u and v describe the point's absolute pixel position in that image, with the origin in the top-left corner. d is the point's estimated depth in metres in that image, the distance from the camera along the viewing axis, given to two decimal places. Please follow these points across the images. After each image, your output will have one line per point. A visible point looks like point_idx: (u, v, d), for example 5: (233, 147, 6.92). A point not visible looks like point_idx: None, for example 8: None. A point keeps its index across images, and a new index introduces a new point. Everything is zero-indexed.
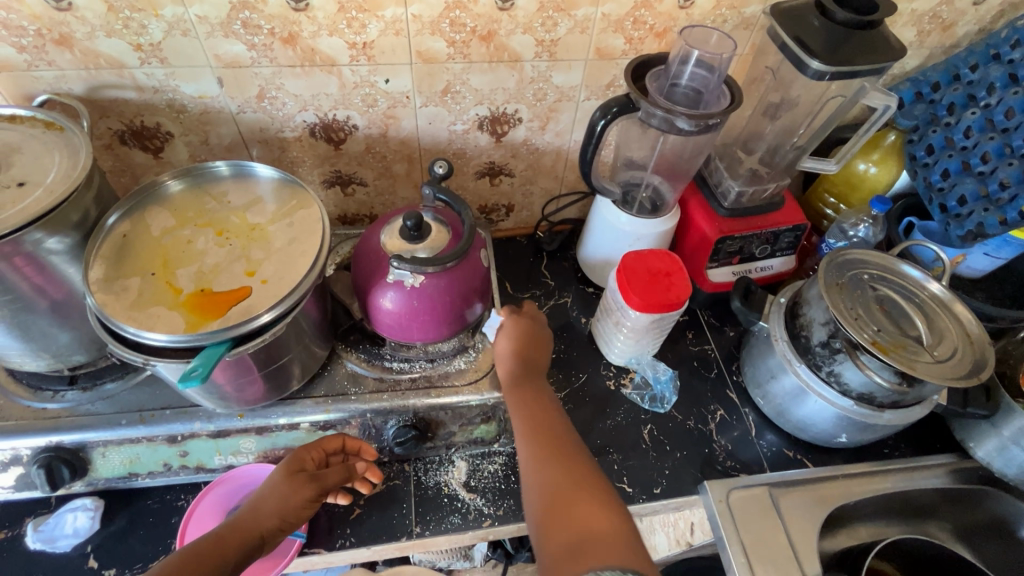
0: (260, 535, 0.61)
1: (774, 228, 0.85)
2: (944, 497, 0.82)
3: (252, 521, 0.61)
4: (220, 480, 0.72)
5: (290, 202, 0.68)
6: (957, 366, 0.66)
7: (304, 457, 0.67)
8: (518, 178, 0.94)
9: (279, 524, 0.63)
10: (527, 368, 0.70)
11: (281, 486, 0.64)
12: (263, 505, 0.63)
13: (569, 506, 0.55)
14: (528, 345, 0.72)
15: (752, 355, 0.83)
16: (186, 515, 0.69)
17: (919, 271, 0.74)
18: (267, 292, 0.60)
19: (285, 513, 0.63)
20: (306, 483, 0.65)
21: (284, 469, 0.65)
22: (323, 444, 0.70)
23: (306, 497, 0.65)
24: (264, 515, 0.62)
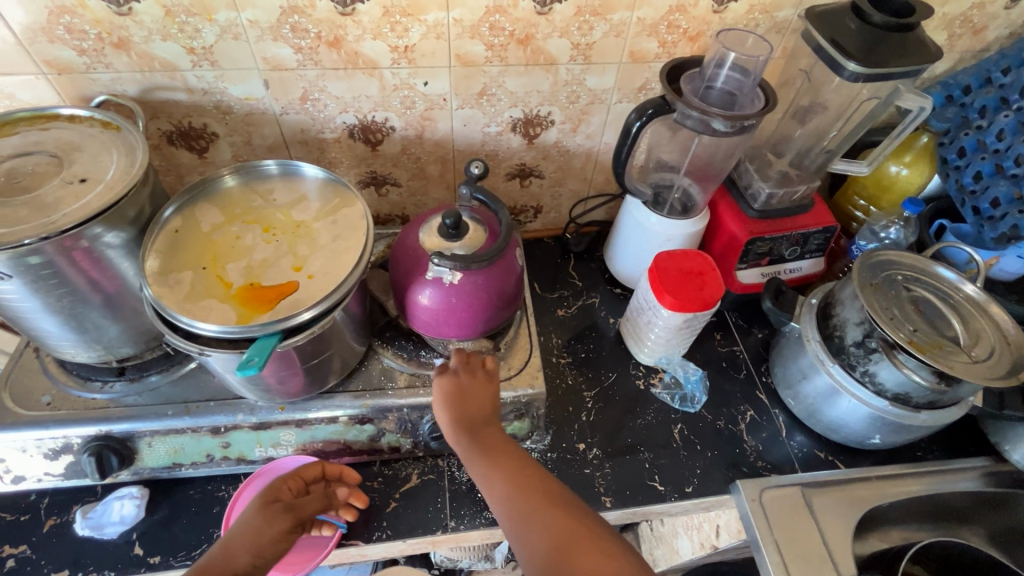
0: (232, 574, 0.57)
1: (804, 230, 0.85)
2: (978, 501, 0.81)
3: (218, 564, 0.57)
4: (261, 471, 0.74)
5: (333, 200, 0.70)
6: (995, 366, 0.66)
7: (279, 487, 0.66)
8: (548, 180, 0.96)
9: (252, 562, 0.58)
10: (476, 423, 0.64)
11: (255, 519, 0.61)
12: (235, 540, 0.59)
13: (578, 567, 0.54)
14: (470, 405, 0.65)
15: (783, 356, 0.83)
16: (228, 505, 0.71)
17: (953, 273, 0.75)
18: (313, 287, 0.62)
19: (257, 548, 0.59)
20: (282, 512, 0.63)
21: (256, 504, 0.63)
22: (299, 473, 0.69)
23: (282, 527, 0.62)
24: (230, 557, 0.58)
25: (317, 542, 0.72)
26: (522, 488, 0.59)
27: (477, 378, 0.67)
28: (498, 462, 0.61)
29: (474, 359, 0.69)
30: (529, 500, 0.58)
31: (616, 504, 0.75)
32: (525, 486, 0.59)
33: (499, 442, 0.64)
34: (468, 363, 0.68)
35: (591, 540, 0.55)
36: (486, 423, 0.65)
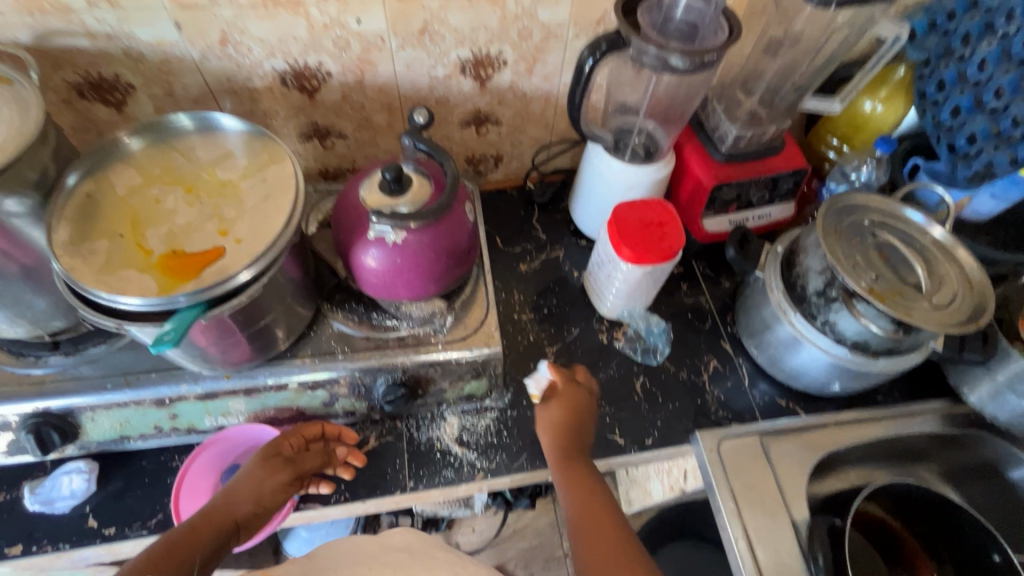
0: (239, 519, 0.62)
1: (772, 173, 0.81)
2: (936, 442, 0.82)
3: (227, 509, 0.62)
4: (207, 443, 0.72)
5: (261, 155, 0.64)
6: (956, 312, 0.64)
7: (280, 445, 0.68)
8: (505, 127, 0.90)
9: (254, 509, 0.64)
10: (574, 445, 0.70)
11: (255, 471, 0.65)
12: (236, 490, 0.64)
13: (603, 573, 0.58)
14: (572, 425, 0.71)
15: (747, 305, 0.81)
16: (176, 480, 0.70)
17: (922, 216, 0.72)
18: (241, 252, 0.58)
19: (261, 498, 0.64)
20: (281, 466, 0.66)
21: (262, 455, 0.66)
22: (302, 432, 0.70)
23: (281, 480, 0.66)
24: (234, 507, 0.62)
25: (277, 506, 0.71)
26: (596, 510, 0.63)
27: (580, 403, 0.73)
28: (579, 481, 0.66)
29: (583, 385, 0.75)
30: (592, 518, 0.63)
31: None
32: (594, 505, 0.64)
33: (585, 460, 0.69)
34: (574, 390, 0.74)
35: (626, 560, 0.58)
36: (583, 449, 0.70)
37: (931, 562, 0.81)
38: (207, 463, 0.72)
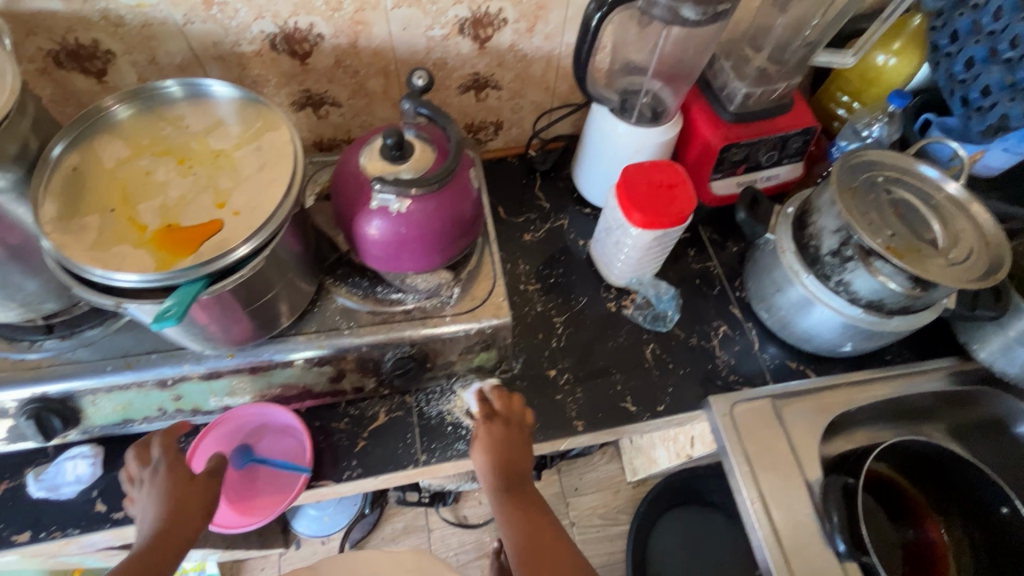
0: (192, 533, 0.59)
1: (782, 132, 0.79)
2: (945, 399, 0.82)
3: (178, 528, 0.58)
4: (217, 423, 0.72)
5: (255, 123, 0.61)
6: (973, 268, 0.63)
7: (184, 463, 0.63)
8: (505, 91, 0.87)
9: (205, 516, 0.61)
10: (515, 477, 0.66)
11: (182, 491, 0.60)
12: (175, 514, 0.59)
13: None
14: (514, 453, 0.67)
15: (757, 269, 0.80)
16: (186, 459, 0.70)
17: (937, 172, 0.70)
18: (240, 224, 0.55)
19: (208, 508, 0.61)
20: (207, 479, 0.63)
21: (173, 477, 0.61)
22: (187, 452, 0.65)
23: (213, 492, 0.63)
24: (187, 523, 0.59)
25: (285, 487, 0.70)
26: (545, 554, 0.60)
27: (514, 430, 0.69)
28: (526, 519, 0.63)
29: (516, 411, 0.70)
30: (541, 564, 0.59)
31: (589, 427, 0.75)
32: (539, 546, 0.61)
33: (526, 496, 0.65)
34: (506, 416, 0.69)
35: None
36: (524, 481, 0.66)
37: (939, 519, 0.82)
38: (216, 442, 0.72)
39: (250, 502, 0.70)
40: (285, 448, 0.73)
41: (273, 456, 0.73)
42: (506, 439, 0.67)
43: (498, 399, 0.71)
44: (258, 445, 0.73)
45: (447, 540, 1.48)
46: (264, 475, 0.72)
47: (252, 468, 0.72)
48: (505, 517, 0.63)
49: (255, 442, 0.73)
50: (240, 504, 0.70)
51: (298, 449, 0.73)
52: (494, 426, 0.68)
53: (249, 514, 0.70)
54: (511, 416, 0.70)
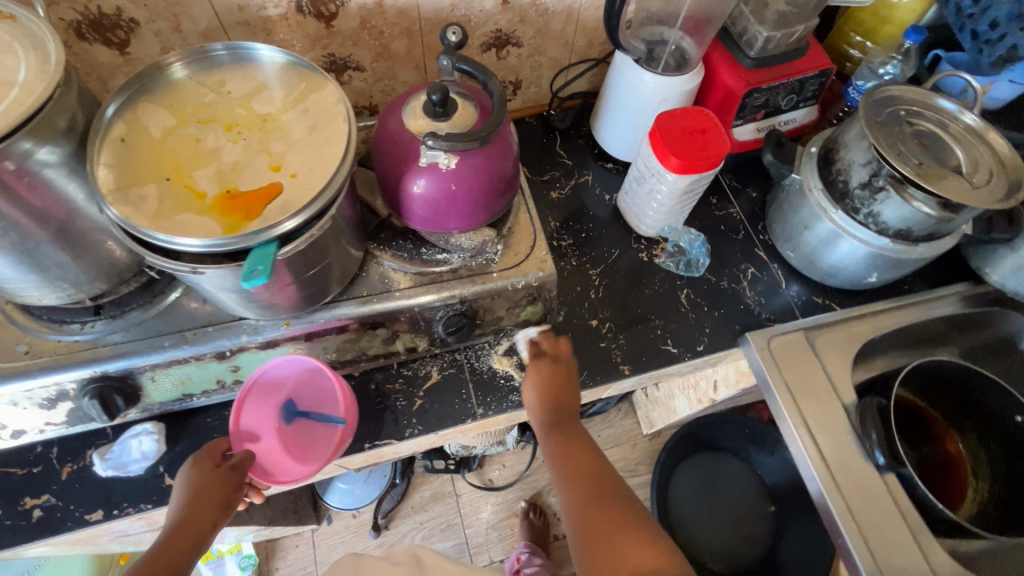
0: (210, 526, 0.62)
1: (801, 75, 0.82)
2: (960, 323, 0.87)
3: (193, 524, 0.62)
4: (250, 385, 0.70)
5: (298, 85, 0.61)
6: (996, 190, 0.67)
7: (212, 455, 0.67)
8: (525, 48, 0.87)
9: (223, 511, 0.64)
10: (561, 411, 0.73)
11: (200, 484, 0.64)
12: (195, 505, 0.62)
13: (596, 534, 0.61)
14: (557, 391, 0.73)
15: (783, 210, 0.83)
16: (230, 425, 0.68)
17: (954, 104, 0.74)
18: (299, 186, 0.55)
19: (220, 504, 0.63)
20: (224, 470, 0.65)
21: (199, 469, 0.65)
22: (216, 446, 0.68)
23: (233, 481, 0.65)
24: (201, 518, 0.62)
25: (330, 441, 0.70)
26: (584, 481, 0.66)
27: (563, 369, 0.75)
28: (566, 449, 0.70)
29: (563, 350, 0.77)
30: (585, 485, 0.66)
31: (634, 371, 0.78)
32: (581, 470, 0.67)
33: (576, 430, 0.72)
34: (552, 357, 0.76)
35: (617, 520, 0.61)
36: (571, 415, 0.73)
37: (955, 433, 0.88)
38: (256, 404, 0.71)
39: (304, 453, 0.69)
40: (326, 398, 0.72)
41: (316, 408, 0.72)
42: (556, 377, 0.74)
43: (547, 342, 0.77)
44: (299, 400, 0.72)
45: (475, 504, 1.53)
46: (312, 428, 0.71)
47: (298, 422, 0.71)
48: (551, 451, 0.71)
49: (292, 398, 0.71)
50: (293, 457, 0.69)
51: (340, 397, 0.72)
52: (543, 364, 0.75)
53: (305, 465, 0.68)
54: (561, 354, 0.76)
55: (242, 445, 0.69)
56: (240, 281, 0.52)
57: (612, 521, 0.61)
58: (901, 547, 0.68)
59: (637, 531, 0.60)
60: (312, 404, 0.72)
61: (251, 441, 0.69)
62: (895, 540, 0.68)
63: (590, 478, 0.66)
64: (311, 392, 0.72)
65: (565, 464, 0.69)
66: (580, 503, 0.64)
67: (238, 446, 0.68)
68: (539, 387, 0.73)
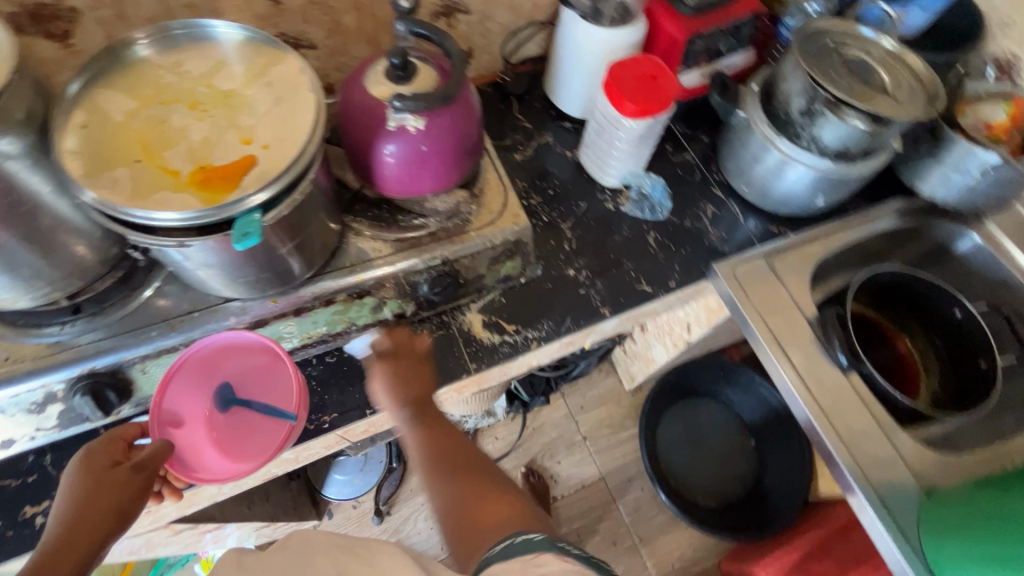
0: (98, 541, 0.54)
1: (737, 19, 0.87)
2: (900, 236, 0.95)
3: (78, 537, 0.53)
4: (182, 363, 0.64)
5: (258, 60, 0.61)
6: (919, 103, 0.74)
7: (108, 451, 0.58)
8: (474, 14, 0.89)
9: (116, 522, 0.55)
10: (420, 399, 0.72)
11: (92, 488, 0.55)
12: (84, 514, 0.54)
13: (470, 510, 0.61)
14: (409, 385, 0.72)
15: (733, 147, 0.88)
16: (152, 408, 0.62)
17: (873, 31, 0.80)
18: (274, 156, 0.56)
19: (117, 512, 0.55)
20: (125, 472, 0.56)
21: (90, 471, 0.56)
22: (121, 434, 0.61)
23: (134, 486, 0.56)
24: (89, 530, 0.53)
25: (270, 436, 0.64)
26: (465, 468, 0.67)
27: (416, 363, 0.74)
28: (439, 434, 0.71)
29: (405, 341, 0.75)
30: (459, 462, 0.68)
31: (614, 311, 0.82)
32: (450, 453, 0.69)
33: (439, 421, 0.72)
34: (405, 352, 0.74)
35: (495, 497, 0.62)
36: (430, 406, 0.72)
37: (903, 334, 0.97)
38: (187, 385, 0.65)
39: (236, 448, 0.63)
40: (269, 387, 0.67)
41: (257, 397, 0.66)
42: (405, 365, 0.73)
43: (400, 336, 0.75)
44: (238, 386, 0.67)
45: None
46: (249, 420, 0.65)
47: (234, 412, 0.66)
48: (416, 438, 0.70)
49: (233, 381, 0.66)
50: (223, 451, 0.63)
51: (285, 388, 0.66)
52: (386, 360, 0.73)
53: (234, 463, 0.62)
54: (415, 336, 0.76)
55: (164, 431, 0.62)
56: (233, 247, 0.54)
57: (477, 492, 0.63)
58: (869, 435, 0.75)
59: (502, 495, 0.63)
60: (253, 393, 0.67)
61: (175, 426, 0.63)
62: (864, 429, 0.75)
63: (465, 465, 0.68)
64: (250, 377, 0.67)
65: (440, 445, 0.70)
66: (457, 486, 0.65)
67: (157, 432, 0.62)
68: (388, 379, 0.72)
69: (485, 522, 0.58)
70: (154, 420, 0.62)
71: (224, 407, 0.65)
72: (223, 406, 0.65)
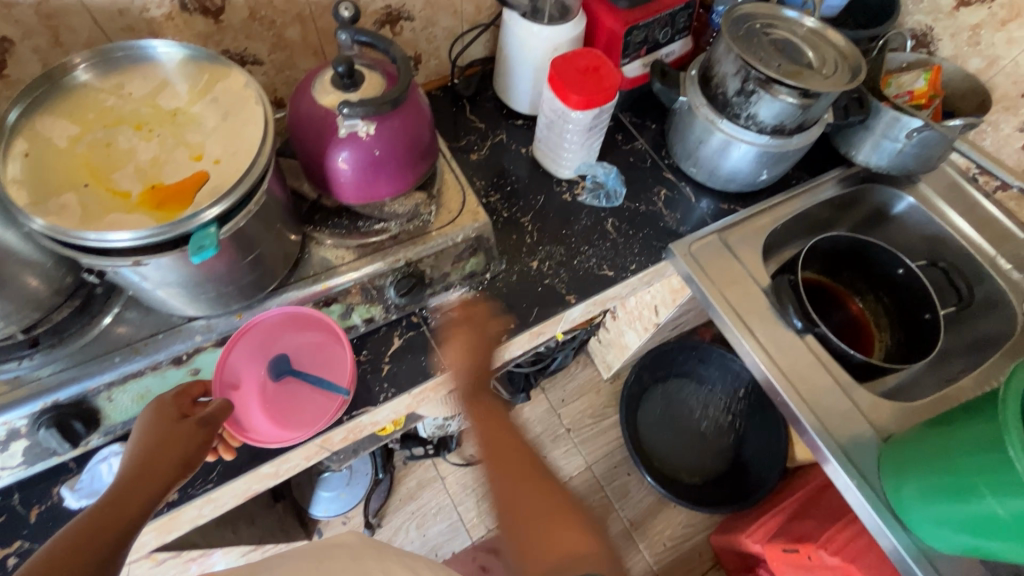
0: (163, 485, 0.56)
1: (671, 9, 0.91)
2: (843, 204, 1.00)
3: (148, 477, 0.55)
4: (245, 330, 0.70)
5: (202, 77, 0.61)
6: (844, 75, 0.78)
7: (177, 402, 0.62)
8: (418, 21, 0.90)
9: (181, 469, 0.58)
10: (477, 383, 0.76)
11: (165, 432, 0.59)
12: (156, 452, 0.57)
13: (517, 497, 0.71)
14: (475, 355, 0.77)
15: (679, 131, 0.92)
16: (217, 371, 0.67)
17: (795, 12, 0.85)
18: (226, 170, 0.57)
19: (182, 457, 0.58)
20: (195, 422, 0.61)
21: (164, 417, 0.60)
22: (186, 389, 0.65)
23: (200, 434, 0.61)
24: (157, 473, 0.56)
25: (322, 408, 0.72)
26: (505, 448, 0.74)
27: (482, 341, 0.78)
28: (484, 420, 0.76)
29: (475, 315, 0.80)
30: (507, 468, 0.72)
31: (580, 298, 0.84)
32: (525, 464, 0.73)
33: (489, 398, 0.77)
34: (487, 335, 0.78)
35: (569, 518, 0.69)
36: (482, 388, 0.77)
37: (854, 296, 1.02)
38: (246, 350, 0.71)
39: (287, 416, 0.71)
40: (320, 363, 0.74)
41: (309, 371, 0.73)
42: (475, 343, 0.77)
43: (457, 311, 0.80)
44: (292, 359, 0.73)
45: (461, 481, 1.56)
46: (299, 390, 0.73)
47: (287, 382, 0.73)
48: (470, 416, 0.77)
49: (290, 352, 0.73)
50: (274, 416, 0.71)
51: (338, 366, 0.74)
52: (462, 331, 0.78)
53: (286, 429, 0.70)
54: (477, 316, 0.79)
55: (225, 392, 0.68)
56: (190, 262, 0.54)
57: (539, 475, 0.73)
58: (828, 393, 0.79)
59: (573, 516, 0.70)
60: (305, 367, 0.73)
61: (234, 387, 0.69)
62: (823, 387, 0.79)
63: (523, 478, 0.72)
64: (302, 353, 0.73)
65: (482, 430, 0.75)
66: (512, 488, 0.71)
67: (219, 393, 0.67)
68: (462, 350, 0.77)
69: (563, 552, 0.66)
70: (216, 379, 0.68)
71: (278, 378, 0.71)
72: (277, 375, 0.71)
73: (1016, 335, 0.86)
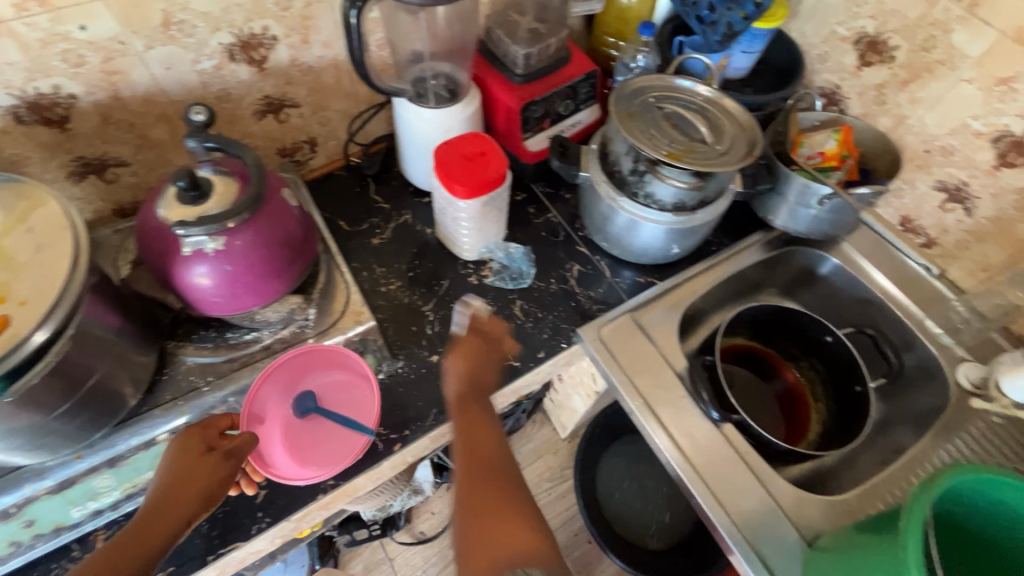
0: (184, 521, 0.57)
1: (569, 82, 0.88)
2: (769, 266, 0.96)
3: (170, 512, 0.57)
4: (275, 367, 0.69)
5: (19, 204, 0.56)
6: (739, 150, 0.74)
7: (204, 435, 0.62)
8: (306, 106, 0.86)
9: (202, 506, 0.58)
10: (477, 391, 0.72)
11: (187, 468, 0.59)
12: (173, 491, 0.57)
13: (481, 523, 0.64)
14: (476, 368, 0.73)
15: (586, 206, 0.87)
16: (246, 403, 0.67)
17: (690, 81, 0.82)
18: (31, 313, 0.50)
19: (203, 494, 0.58)
20: (220, 459, 0.60)
21: (186, 451, 0.60)
22: (214, 423, 0.64)
23: (221, 472, 0.60)
24: (178, 507, 0.57)
25: (347, 449, 0.69)
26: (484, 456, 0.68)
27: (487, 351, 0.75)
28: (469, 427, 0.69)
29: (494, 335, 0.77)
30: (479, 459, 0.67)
31: None
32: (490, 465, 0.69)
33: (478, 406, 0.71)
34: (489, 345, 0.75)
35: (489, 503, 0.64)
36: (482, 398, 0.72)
37: (790, 363, 0.97)
38: (275, 385, 0.70)
39: (307, 454, 0.68)
40: (348, 400, 0.72)
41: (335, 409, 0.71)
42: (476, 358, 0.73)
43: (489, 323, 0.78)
44: (319, 395, 0.71)
45: (411, 562, 1.46)
46: (324, 428, 0.70)
47: (311, 419, 0.70)
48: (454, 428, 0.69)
49: (318, 388, 0.72)
50: (295, 454, 0.68)
51: (362, 406, 0.71)
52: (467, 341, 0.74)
53: (306, 467, 0.67)
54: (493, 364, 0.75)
55: (251, 425, 0.67)
56: None
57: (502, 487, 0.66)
58: (746, 490, 0.73)
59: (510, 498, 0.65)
60: (331, 404, 0.72)
61: (259, 422, 0.68)
62: (739, 483, 0.73)
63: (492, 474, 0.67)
64: (330, 390, 0.72)
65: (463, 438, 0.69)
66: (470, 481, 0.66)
67: (247, 426, 0.67)
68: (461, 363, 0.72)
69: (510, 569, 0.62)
70: (245, 412, 0.67)
71: (304, 414, 0.69)
72: (303, 413, 0.69)
73: (950, 406, 0.81)
